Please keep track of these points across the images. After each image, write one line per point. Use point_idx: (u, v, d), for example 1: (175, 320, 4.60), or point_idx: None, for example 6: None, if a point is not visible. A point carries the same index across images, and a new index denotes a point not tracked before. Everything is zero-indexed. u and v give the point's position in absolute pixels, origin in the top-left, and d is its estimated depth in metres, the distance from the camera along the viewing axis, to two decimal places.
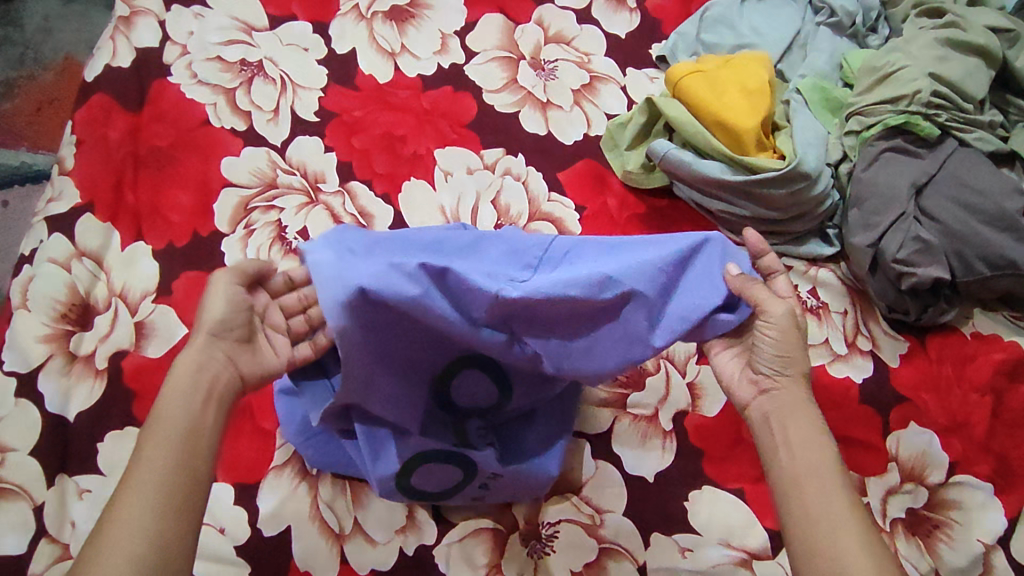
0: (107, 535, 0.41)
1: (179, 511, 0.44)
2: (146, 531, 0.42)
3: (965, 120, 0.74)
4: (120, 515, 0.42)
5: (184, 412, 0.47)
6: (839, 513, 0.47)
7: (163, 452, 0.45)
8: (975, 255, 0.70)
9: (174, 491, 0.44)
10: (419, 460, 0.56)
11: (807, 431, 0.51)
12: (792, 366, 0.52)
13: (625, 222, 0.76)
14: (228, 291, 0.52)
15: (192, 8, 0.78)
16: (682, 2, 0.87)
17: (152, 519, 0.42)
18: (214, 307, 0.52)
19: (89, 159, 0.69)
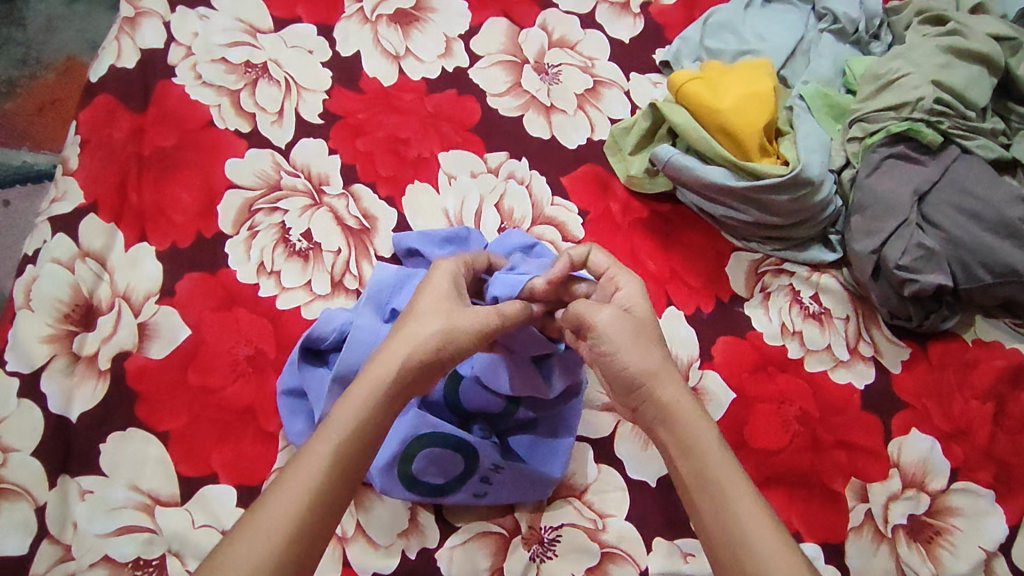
0: (256, 518, 0.40)
1: (324, 506, 0.41)
2: (292, 519, 0.40)
3: (967, 127, 0.74)
4: (275, 495, 0.41)
5: (368, 405, 0.45)
6: (747, 516, 0.43)
7: (339, 436, 0.43)
8: (977, 262, 0.70)
9: (332, 483, 0.42)
10: (422, 446, 0.57)
11: (686, 429, 0.47)
12: (644, 366, 0.49)
13: (628, 227, 0.76)
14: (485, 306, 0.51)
15: (197, 9, 0.78)
16: (685, 7, 0.88)
17: (298, 508, 0.40)
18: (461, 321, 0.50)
19: (93, 159, 0.69)
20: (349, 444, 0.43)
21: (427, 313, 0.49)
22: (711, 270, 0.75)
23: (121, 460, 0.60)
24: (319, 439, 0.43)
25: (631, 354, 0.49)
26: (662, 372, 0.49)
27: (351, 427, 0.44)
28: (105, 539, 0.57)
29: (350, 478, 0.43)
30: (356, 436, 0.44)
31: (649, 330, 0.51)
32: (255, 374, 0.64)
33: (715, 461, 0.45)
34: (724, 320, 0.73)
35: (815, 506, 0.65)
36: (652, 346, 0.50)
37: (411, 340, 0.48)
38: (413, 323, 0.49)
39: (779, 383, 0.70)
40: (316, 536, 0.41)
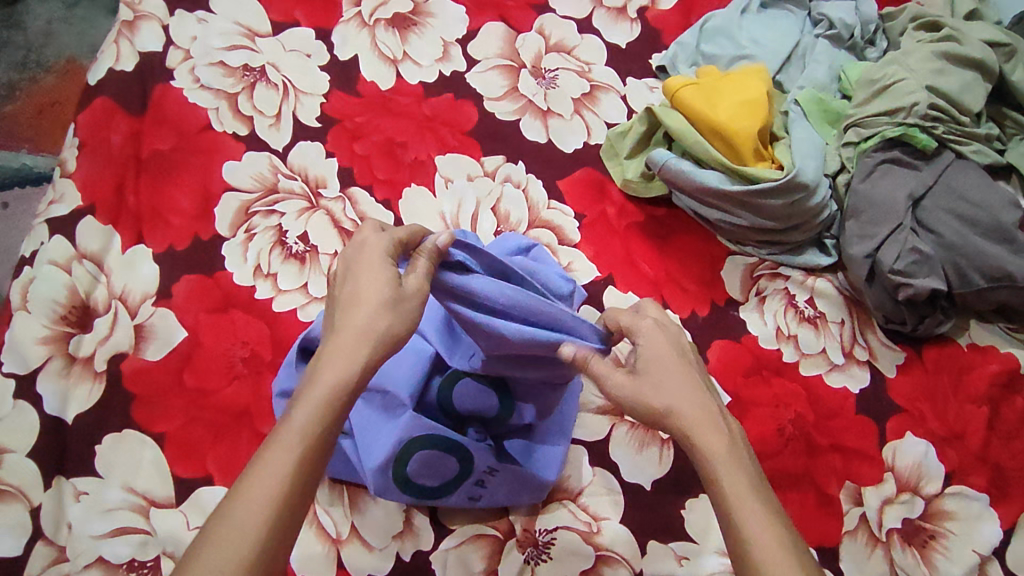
0: (218, 532, 0.39)
1: (287, 510, 0.41)
2: (257, 530, 0.39)
3: (962, 132, 0.75)
4: (235, 508, 0.40)
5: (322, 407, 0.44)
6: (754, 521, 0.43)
7: (298, 443, 0.42)
8: (971, 267, 0.70)
9: (294, 489, 0.41)
10: (417, 449, 0.56)
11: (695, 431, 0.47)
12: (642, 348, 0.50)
13: (624, 230, 0.77)
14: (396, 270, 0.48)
15: (196, 13, 0.79)
16: (682, 12, 0.88)
17: (263, 520, 0.39)
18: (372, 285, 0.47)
19: (91, 161, 0.69)
20: (310, 450, 0.42)
21: (366, 306, 0.47)
22: (706, 274, 0.76)
23: (117, 462, 0.60)
24: (275, 447, 0.42)
25: (649, 399, 0.48)
26: (683, 417, 0.47)
27: (314, 431, 0.43)
28: (99, 540, 0.57)
29: (309, 482, 0.42)
30: (317, 439, 0.43)
31: (663, 358, 0.49)
32: (251, 375, 0.64)
33: (740, 511, 0.44)
34: (719, 324, 0.73)
35: (810, 510, 0.66)
36: (674, 385, 0.48)
37: (360, 334, 0.46)
38: (352, 315, 0.47)
39: (774, 387, 0.70)
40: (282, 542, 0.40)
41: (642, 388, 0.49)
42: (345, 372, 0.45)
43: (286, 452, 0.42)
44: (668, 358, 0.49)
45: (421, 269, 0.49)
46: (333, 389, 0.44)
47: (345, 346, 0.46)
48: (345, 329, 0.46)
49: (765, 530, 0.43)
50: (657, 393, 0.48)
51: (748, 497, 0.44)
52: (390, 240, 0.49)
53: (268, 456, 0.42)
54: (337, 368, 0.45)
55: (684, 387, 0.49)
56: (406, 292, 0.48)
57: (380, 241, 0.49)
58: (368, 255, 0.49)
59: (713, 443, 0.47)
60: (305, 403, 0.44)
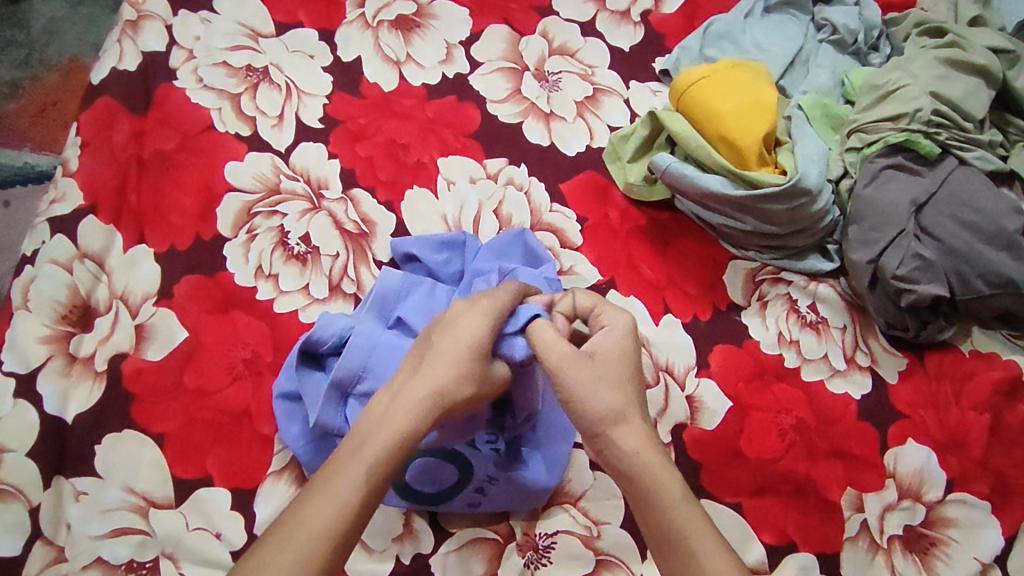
0: (281, 560, 0.39)
1: (342, 548, 0.41)
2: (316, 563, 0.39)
3: (965, 138, 0.74)
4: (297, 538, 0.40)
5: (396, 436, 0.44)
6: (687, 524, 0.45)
7: (364, 480, 0.42)
8: (975, 274, 0.70)
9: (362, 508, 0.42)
10: (417, 454, 0.59)
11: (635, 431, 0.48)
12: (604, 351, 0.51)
13: (626, 234, 0.76)
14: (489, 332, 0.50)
15: (200, 13, 0.79)
16: (686, 16, 0.88)
17: (321, 554, 0.40)
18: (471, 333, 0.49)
19: (94, 161, 0.69)
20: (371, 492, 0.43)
21: (446, 367, 0.48)
22: (708, 279, 0.75)
23: (116, 462, 0.60)
24: (340, 479, 0.42)
25: (599, 395, 0.48)
26: (623, 417, 0.48)
27: (383, 467, 0.43)
28: (98, 541, 0.57)
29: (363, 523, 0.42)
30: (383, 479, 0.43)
31: (613, 353, 0.51)
32: (251, 376, 0.64)
33: (688, 524, 0.45)
34: (721, 328, 0.73)
35: (811, 516, 0.65)
36: (617, 383, 0.49)
37: (430, 390, 0.46)
38: (430, 369, 0.47)
39: (776, 392, 0.70)
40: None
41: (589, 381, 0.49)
42: (416, 417, 0.45)
43: (351, 484, 0.42)
44: (623, 359, 0.51)
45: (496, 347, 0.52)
46: (407, 418, 0.45)
47: (419, 394, 0.46)
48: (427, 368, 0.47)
49: (706, 537, 0.45)
50: (607, 390, 0.49)
51: (692, 510, 0.46)
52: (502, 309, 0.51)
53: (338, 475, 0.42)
54: (409, 414, 0.45)
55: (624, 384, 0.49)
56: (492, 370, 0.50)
57: (494, 310, 0.51)
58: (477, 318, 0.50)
59: (651, 448, 0.48)
60: (374, 441, 0.44)
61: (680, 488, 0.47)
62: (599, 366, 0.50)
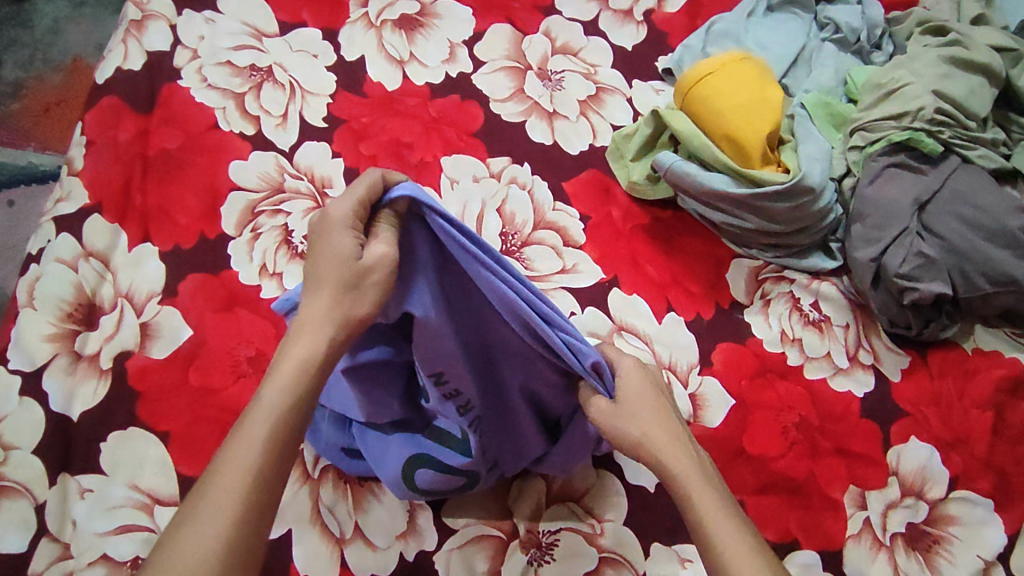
0: (201, 506, 0.39)
1: (267, 485, 0.41)
2: (229, 517, 0.39)
3: (968, 137, 0.74)
4: (207, 499, 0.39)
5: (295, 385, 0.43)
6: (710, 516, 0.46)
7: (270, 417, 0.42)
8: (976, 272, 0.70)
9: (272, 457, 0.41)
10: (419, 467, 0.57)
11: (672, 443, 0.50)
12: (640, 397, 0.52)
13: (630, 233, 0.76)
14: (351, 233, 0.44)
15: (204, 12, 0.79)
16: (689, 14, 0.88)
17: (237, 501, 0.39)
18: (331, 248, 0.45)
19: (98, 160, 0.70)
20: (281, 430, 0.42)
21: (319, 289, 0.45)
22: (711, 277, 0.75)
23: (121, 459, 0.60)
24: (245, 428, 0.42)
25: (636, 429, 0.50)
26: (659, 438, 0.50)
27: (286, 403, 0.43)
28: (103, 538, 0.57)
29: (280, 464, 0.42)
30: (291, 414, 0.43)
31: (641, 394, 0.52)
32: (255, 374, 0.64)
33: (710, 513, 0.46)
34: (724, 327, 0.73)
35: (813, 514, 0.65)
36: (649, 409, 0.51)
37: (312, 318, 0.45)
38: (309, 301, 0.45)
39: (779, 390, 0.70)
40: (259, 525, 0.40)
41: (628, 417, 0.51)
42: (309, 348, 0.44)
43: (257, 433, 0.41)
44: (648, 394, 0.52)
45: (385, 234, 0.45)
46: (302, 365, 0.44)
47: (305, 327, 0.45)
48: (306, 311, 0.45)
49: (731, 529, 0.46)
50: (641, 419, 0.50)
51: (716, 505, 0.47)
52: (352, 209, 0.44)
53: (244, 430, 0.42)
54: (303, 345, 0.44)
55: (659, 421, 0.51)
56: (367, 270, 0.44)
57: (341, 210, 0.45)
58: (330, 225, 0.45)
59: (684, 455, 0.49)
60: (276, 379, 0.44)
61: (717, 496, 0.47)
62: (628, 402, 0.51)
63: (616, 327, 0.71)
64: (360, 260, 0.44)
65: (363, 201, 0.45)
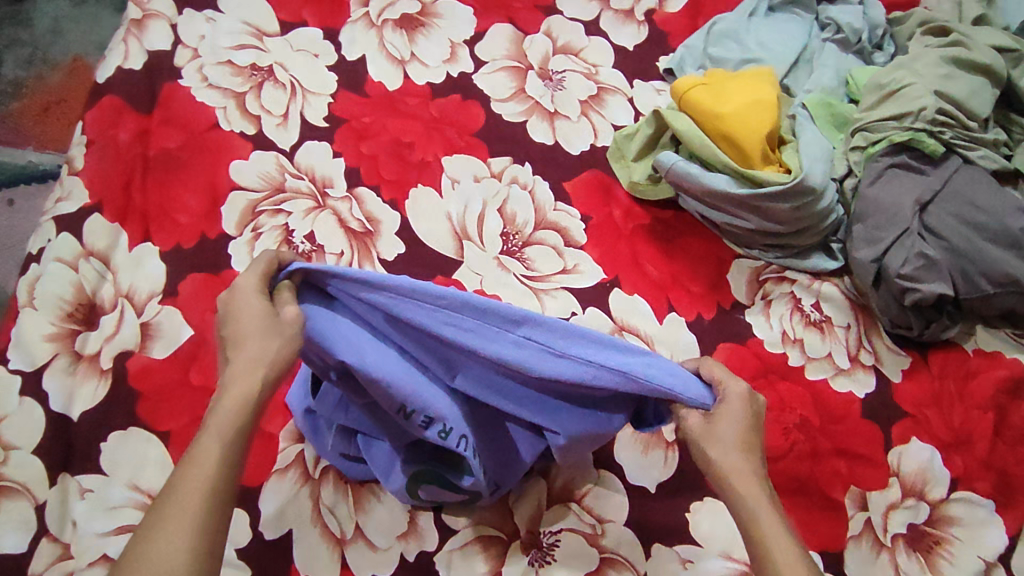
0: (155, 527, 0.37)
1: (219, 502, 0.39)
2: (182, 562, 0.36)
3: (969, 138, 0.74)
4: (153, 545, 0.36)
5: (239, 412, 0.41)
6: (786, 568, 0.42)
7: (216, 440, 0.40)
8: (978, 273, 0.70)
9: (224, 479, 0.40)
10: (421, 484, 0.57)
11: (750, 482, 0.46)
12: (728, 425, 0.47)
13: (631, 234, 0.76)
14: (257, 297, 0.44)
15: (204, 12, 0.79)
16: (690, 14, 0.88)
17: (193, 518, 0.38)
18: (240, 317, 0.43)
19: (98, 159, 0.70)
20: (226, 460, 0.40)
21: (240, 347, 0.43)
22: (713, 277, 0.75)
23: (121, 459, 0.60)
24: (188, 463, 0.39)
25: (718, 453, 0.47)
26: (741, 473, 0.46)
27: (231, 430, 0.41)
28: (103, 538, 0.57)
29: (227, 494, 0.40)
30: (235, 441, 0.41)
31: (737, 420, 0.47)
32: None
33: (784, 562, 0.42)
34: (725, 327, 0.73)
35: (814, 515, 0.65)
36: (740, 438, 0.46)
37: (240, 374, 0.42)
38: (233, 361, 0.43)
39: (780, 391, 0.70)
40: (212, 557, 0.38)
41: (712, 441, 0.47)
42: (243, 390, 0.42)
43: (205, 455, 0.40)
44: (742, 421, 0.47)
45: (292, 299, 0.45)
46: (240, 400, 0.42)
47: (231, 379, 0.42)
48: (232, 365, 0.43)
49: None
50: (723, 449, 0.46)
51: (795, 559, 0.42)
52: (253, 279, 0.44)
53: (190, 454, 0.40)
54: (238, 390, 0.42)
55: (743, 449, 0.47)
56: (286, 321, 0.43)
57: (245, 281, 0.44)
58: (235, 296, 0.44)
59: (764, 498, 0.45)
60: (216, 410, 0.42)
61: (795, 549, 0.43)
62: (719, 425, 0.47)
63: (617, 328, 0.71)
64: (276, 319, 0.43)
65: (266, 266, 0.45)
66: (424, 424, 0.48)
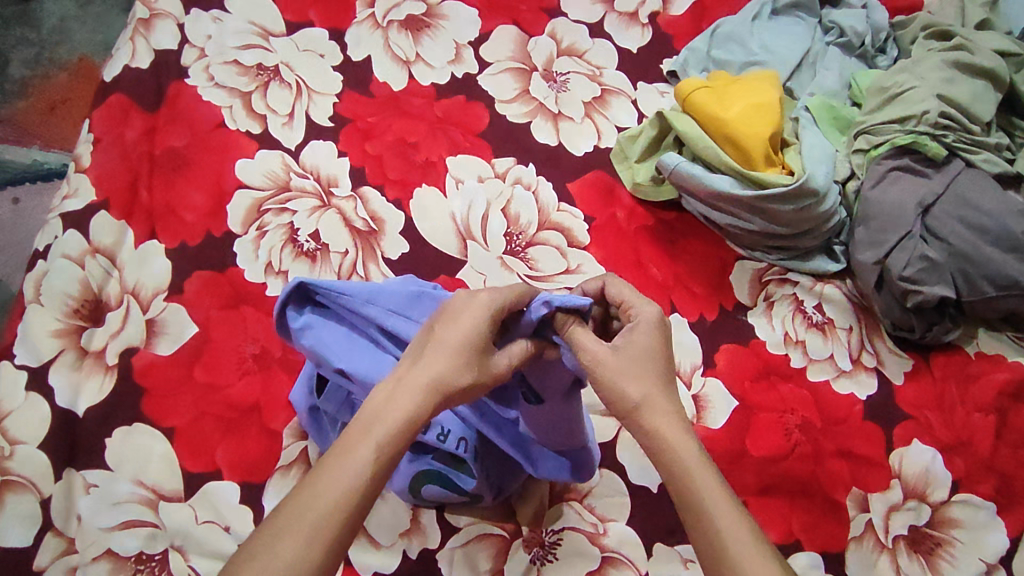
0: (300, 515, 0.38)
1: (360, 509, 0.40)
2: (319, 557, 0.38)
3: (972, 141, 0.75)
4: (297, 534, 0.38)
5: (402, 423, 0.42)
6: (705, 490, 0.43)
7: (373, 446, 0.41)
8: (980, 275, 0.70)
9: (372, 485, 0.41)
10: (427, 484, 0.57)
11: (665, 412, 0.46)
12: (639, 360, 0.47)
13: (634, 235, 0.77)
14: (484, 318, 0.46)
15: (211, 12, 0.80)
16: (694, 17, 0.88)
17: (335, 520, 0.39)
18: (455, 332, 0.45)
19: (105, 157, 0.70)
20: (377, 473, 0.41)
21: (433, 356, 0.45)
22: (715, 279, 0.76)
23: (126, 455, 0.60)
24: (347, 461, 0.40)
25: (622, 383, 0.46)
26: (653, 403, 0.46)
27: (389, 442, 0.41)
28: (108, 533, 0.57)
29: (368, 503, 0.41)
30: (392, 453, 0.42)
31: (645, 351, 0.48)
32: (260, 372, 0.65)
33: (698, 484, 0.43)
34: (726, 328, 0.73)
35: (815, 516, 0.66)
36: (648, 368, 0.47)
37: (420, 382, 0.44)
38: (421, 364, 0.44)
39: (782, 392, 0.70)
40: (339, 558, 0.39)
41: (621, 372, 0.47)
42: (413, 403, 0.43)
43: (358, 457, 0.41)
44: (649, 352, 0.48)
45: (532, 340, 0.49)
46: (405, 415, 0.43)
47: (410, 382, 0.44)
48: (410, 372, 0.44)
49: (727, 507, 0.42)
50: (630, 376, 0.46)
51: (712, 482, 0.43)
52: (501, 296, 0.47)
53: (346, 451, 0.41)
54: (407, 402, 0.43)
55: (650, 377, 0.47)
56: (490, 363, 0.46)
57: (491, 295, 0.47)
58: (467, 309, 0.46)
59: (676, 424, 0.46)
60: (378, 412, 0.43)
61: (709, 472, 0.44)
62: (626, 356, 0.47)
63: None
64: (484, 352, 0.46)
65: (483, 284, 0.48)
66: (423, 428, 0.54)
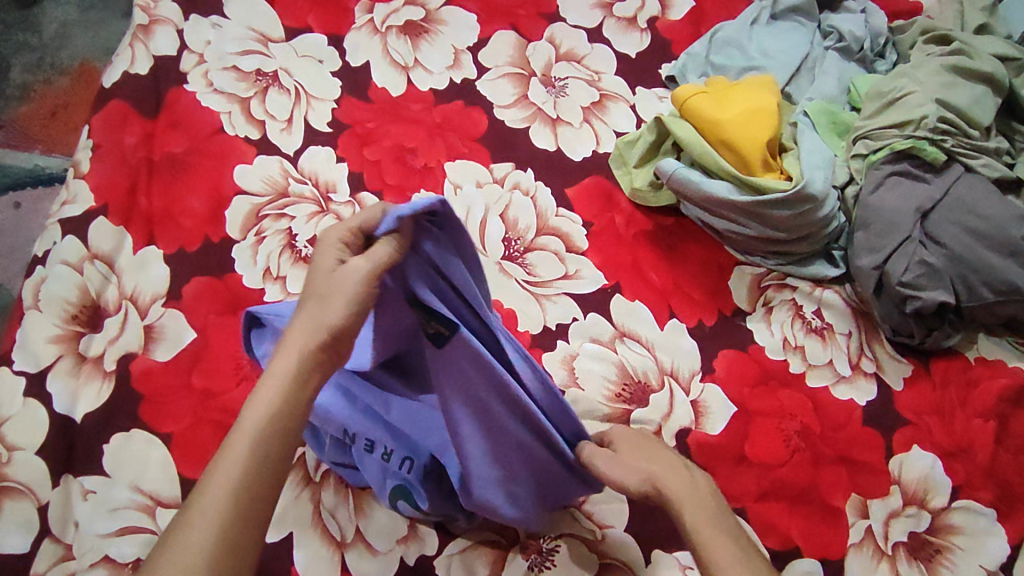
0: (190, 515, 0.37)
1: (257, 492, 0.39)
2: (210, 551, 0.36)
3: (971, 146, 0.74)
4: (186, 535, 0.37)
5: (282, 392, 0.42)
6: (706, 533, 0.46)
7: (260, 423, 0.40)
8: (980, 281, 0.70)
9: (264, 462, 0.40)
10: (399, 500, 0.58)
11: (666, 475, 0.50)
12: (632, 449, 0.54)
13: (632, 240, 0.77)
14: (336, 257, 0.45)
15: (211, 18, 0.80)
16: (693, 22, 0.88)
17: (223, 511, 0.38)
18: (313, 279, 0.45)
19: (103, 163, 0.70)
20: (263, 446, 0.40)
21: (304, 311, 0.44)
22: (714, 284, 0.76)
23: (124, 461, 0.60)
24: (229, 451, 0.39)
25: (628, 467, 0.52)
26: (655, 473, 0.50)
27: (269, 415, 0.40)
28: (105, 539, 0.57)
29: (265, 482, 0.39)
30: (275, 426, 0.41)
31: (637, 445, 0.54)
32: (257, 378, 0.64)
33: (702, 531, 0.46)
34: (725, 333, 0.73)
35: (814, 523, 0.65)
36: (646, 452, 0.53)
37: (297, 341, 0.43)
38: (298, 319, 0.44)
39: (781, 399, 0.70)
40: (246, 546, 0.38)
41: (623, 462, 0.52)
42: (293, 365, 0.42)
43: (242, 439, 0.40)
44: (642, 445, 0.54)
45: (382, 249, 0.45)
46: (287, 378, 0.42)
47: (288, 346, 0.43)
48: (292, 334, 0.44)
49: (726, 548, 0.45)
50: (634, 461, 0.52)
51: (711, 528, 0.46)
52: (343, 230, 0.46)
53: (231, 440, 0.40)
54: (289, 364, 0.42)
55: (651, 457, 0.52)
56: (340, 282, 0.44)
57: (331, 233, 0.47)
58: (319, 253, 0.46)
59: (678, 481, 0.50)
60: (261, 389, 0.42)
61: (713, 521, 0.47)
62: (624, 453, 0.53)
63: (617, 333, 0.71)
64: (340, 281, 0.44)
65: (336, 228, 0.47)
66: (368, 447, 0.56)
